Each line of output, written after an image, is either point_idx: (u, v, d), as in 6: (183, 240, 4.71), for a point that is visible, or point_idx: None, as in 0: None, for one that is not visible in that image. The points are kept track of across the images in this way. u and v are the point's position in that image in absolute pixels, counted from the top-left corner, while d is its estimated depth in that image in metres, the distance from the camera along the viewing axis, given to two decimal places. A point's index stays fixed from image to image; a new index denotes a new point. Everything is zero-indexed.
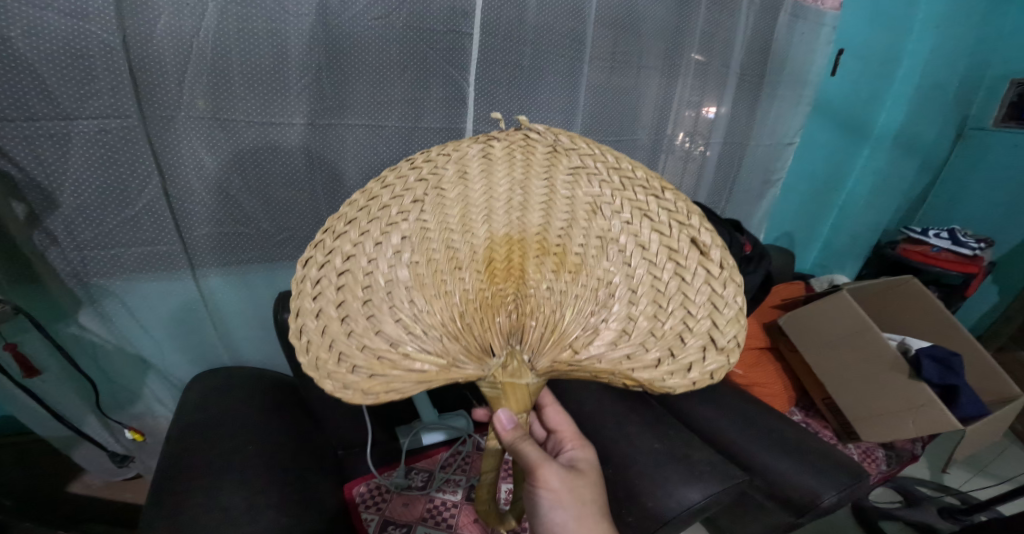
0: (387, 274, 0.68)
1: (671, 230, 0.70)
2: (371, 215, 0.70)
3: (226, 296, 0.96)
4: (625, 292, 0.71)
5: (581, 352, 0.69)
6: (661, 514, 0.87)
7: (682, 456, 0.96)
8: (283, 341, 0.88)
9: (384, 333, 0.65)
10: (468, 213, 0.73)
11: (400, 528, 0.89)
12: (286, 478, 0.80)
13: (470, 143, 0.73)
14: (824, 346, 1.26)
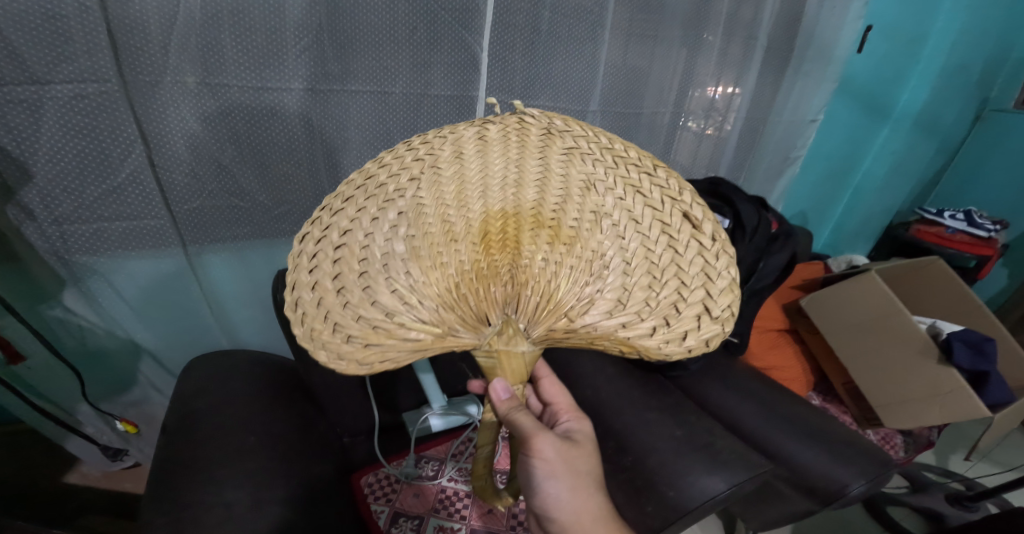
0: (382, 248, 0.60)
1: (662, 205, 0.64)
2: (369, 191, 0.62)
3: (222, 275, 0.90)
4: (619, 263, 0.64)
5: (575, 319, 0.63)
6: (682, 505, 0.81)
7: (705, 443, 0.88)
8: (284, 323, 0.82)
9: (379, 303, 0.58)
10: (462, 189, 0.64)
11: (411, 521, 0.83)
12: (285, 468, 0.74)
13: (472, 125, 0.66)
14: (840, 321, 1.21)
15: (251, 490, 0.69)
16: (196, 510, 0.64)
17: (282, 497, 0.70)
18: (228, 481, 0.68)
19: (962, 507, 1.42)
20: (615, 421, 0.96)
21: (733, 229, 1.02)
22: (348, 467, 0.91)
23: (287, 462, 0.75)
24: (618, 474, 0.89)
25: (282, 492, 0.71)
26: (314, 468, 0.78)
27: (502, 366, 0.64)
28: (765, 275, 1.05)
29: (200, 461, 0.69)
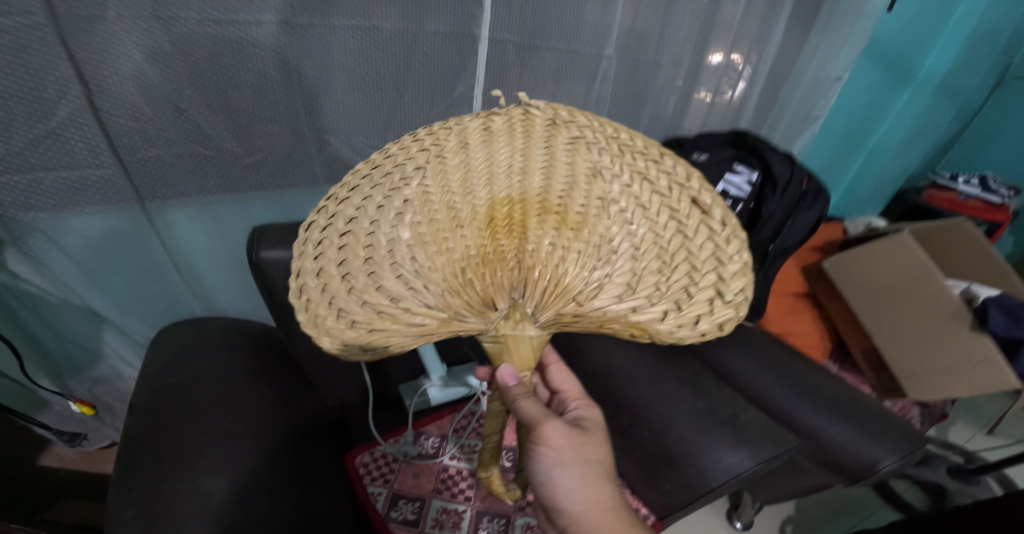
0: (387, 235, 0.50)
1: (670, 191, 0.54)
2: (375, 176, 0.53)
3: (190, 233, 0.79)
4: (628, 248, 0.52)
5: (581, 301, 0.52)
6: (705, 484, 0.70)
7: (729, 417, 0.74)
8: (265, 289, 0.73)
9: (385, 288, 0.48)
10: (466, 176, 0.53)
11: (412, 504, 0.76)
12: (241, 454, 0.63)
13: (477, 118, 0.57)
14: (858, 287, 1.13)
15: (199, 480, 0.58)
16: (139, 506, 0.55)
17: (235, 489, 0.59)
18: (177, 473, 0.58)
19: (962, 479, 1.38)
20: (629, 392, 0.81)
21: (759, 187, 0.94)
22: (336, 445, 0.82)
23: (239, 446, 0.64)
24: (635, 448, 0.78)
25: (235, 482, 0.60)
26: (282, 450, 0.68)
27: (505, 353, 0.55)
28: (792, 233, 0.94)
29: (158, 445, 0.60)
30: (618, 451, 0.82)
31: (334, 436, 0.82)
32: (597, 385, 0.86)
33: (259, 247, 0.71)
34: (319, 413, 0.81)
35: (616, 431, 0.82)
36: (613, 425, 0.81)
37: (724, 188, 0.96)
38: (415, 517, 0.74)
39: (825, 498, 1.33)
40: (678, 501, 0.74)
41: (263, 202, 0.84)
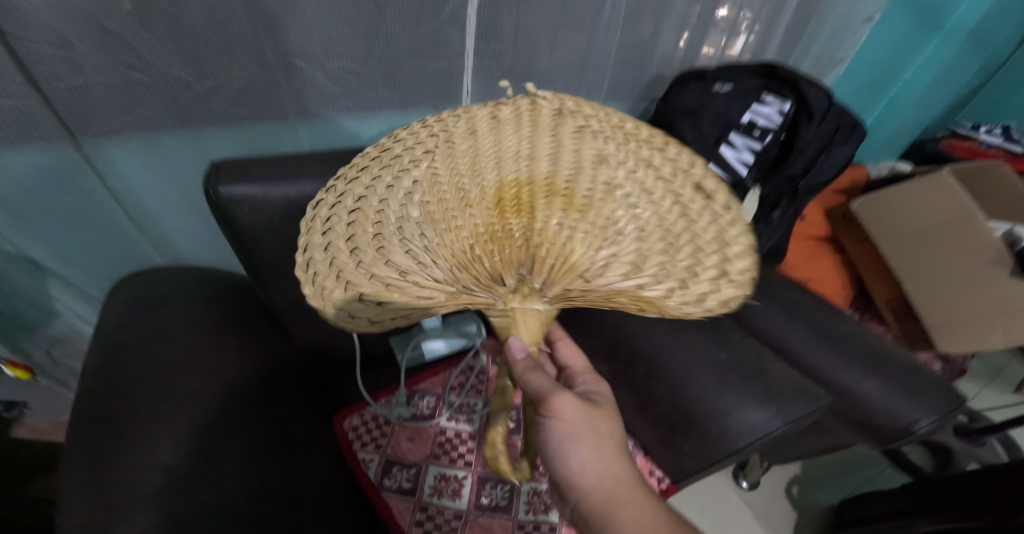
0: (396, 213, 0.41)
1: (673, 175, 0.45)
2: (388, 154, 0.45)
3: (134, 170, 0.68)
4: (635, 230, 0.43)
5: (582, 277, 0.43)
6: (728, 445, 0.61)
7: (756, 371, 0.64)
8: (230, 232, 0.63)
9: (395, 264, 0.40)
10: (476, 158, 0.44)
11: (407, 471, 0.69)
12: (199, 416, 0.54)
13: (484, 109, 0.47)
14: (893, 233, 1.00)
15: (148, 445, 0.50)
16: (77, 479, 0.47)
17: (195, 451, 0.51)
18: (127, 438, 0.50)
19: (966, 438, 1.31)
20: (642, 341, 0.70)
21: (792, 117, 0.81)
22: (321, 407, 0.74)
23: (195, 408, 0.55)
24: (649, 405, 0.69)
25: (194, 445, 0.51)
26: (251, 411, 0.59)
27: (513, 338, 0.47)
28: (824, 169, 0.83)
29: (105, 409, 0.52)
30: (629, 408, 0.72)
31: (317, 394, 0.75)
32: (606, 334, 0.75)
33: (220, 180, 0.61)
34: (300, 372, 0.73)
35: (626, 387, 0.72)
36: (623, 380, 0.71)
37: (750, 120, 0.83)
38: (412, 485, 0.67)
39: (831, 460, 1.27)
40: (697, 463, 0.65)
41: (221, 137, 0.71)
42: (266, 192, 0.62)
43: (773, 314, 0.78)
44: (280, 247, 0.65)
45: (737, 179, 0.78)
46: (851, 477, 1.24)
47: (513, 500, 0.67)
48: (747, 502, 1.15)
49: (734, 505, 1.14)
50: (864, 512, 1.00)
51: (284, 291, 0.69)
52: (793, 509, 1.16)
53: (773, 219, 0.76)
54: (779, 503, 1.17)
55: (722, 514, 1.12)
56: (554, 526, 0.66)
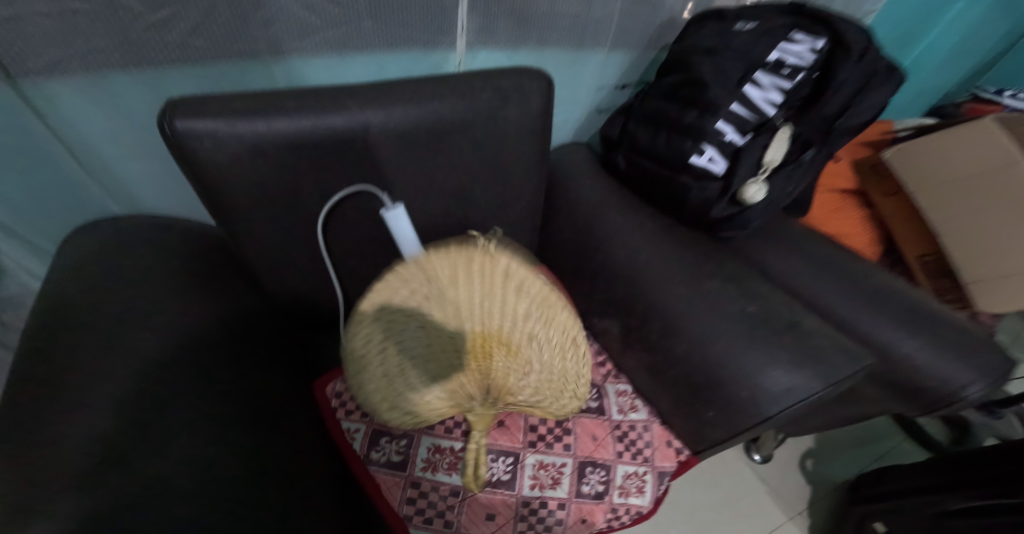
0: (397, 365, 0.43)
1: (555, 327, 0.48)
2: (385, 287, 0.46)
3: (81, 111, 0.57)
4: (541, 370, 0.48)
5: (509, 397, 0.49)
6: (759, 411, 0.53)
7: (789, 325, 0.56)
8: (188, 173, 0.54)
9: (412, 384, 0.44)
10: (457, 308, 0.44)
11: (397, 442, 0.59)
12: (153, 375, 0.46)
13: (461, 251, 0.49)
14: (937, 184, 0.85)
15: (89, 406, 0.42)
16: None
17: (146, 413, 0.43)
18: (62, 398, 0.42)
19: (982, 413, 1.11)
20: (660, 294, 0.62)
21: (827, 54, 0.69)
22: (300, 372, 0.65)
23: (147, 366, 0.47)
24: (667, 366, 0.61)
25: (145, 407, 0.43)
26: (223, 367, 0.52)
27: None
28: (861, 112, 0.69)
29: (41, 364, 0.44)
30: (643, 370, 0.64)
31: (297, 357, 0.67)
32: (618, 288, 0.67)
33: (176, 115, 0.51)
34: (276, 330, 0.65)
35: (640, 346, 0.64)
36: (639, 337, 0.63)
37: (779, 58, 0.69)
38: (402, 459, 0.58)
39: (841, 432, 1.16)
40: (722, 433, 0.57)
41: (184, 74, 0.58)
42: (231, 132, 0.53)
43: (804, 266, 0.70)
44: (246, 188, 0.56)
45: (763, 120, 0.69)
46: (866, 452, 1.14)
47: (517, 475, 0.57)
48: (760, 476, 1.06)
49: (745, 479, 1.05)
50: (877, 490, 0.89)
51: (254, 240, 0.60)
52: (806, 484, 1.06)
53: (805, 161, 0.69)
54: (792, 477, 1.07)
55: (731, 489, 1.03)
56: (563, 504, 0.57)
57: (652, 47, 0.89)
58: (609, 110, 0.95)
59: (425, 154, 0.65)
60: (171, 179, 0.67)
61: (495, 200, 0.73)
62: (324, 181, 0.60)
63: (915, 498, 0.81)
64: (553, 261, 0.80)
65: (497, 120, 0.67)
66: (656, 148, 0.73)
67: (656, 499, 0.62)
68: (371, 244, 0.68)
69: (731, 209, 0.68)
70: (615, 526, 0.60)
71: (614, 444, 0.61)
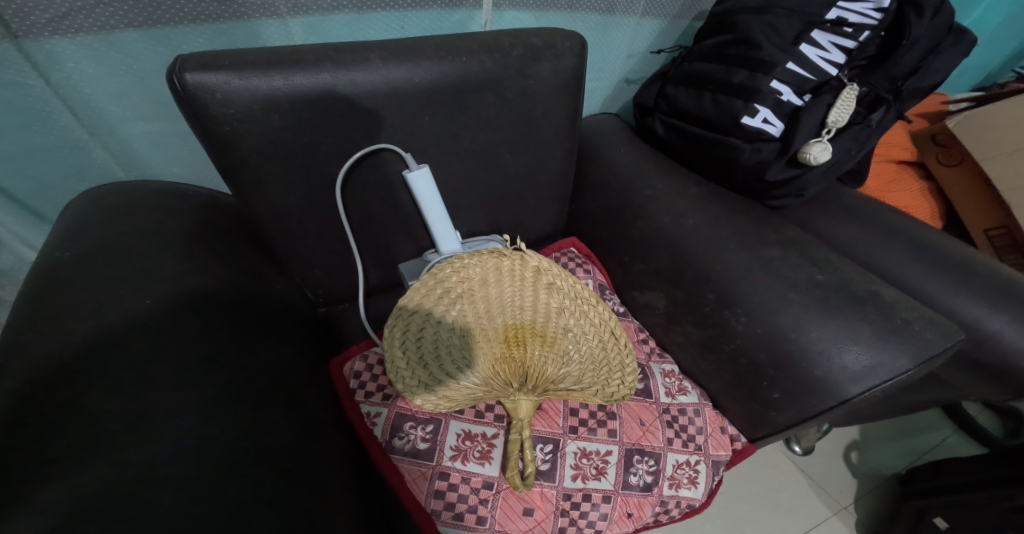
0: (453, 359, 0.52)
1: (599, 324, 0.52)
2: (428, 285, 0.51)
3: (83, 71, 0.51)
4: (576, 367, 0.52)
5: (548, 385, 0.52)
6: (836, 392, 0.47)
7: (867, 296, 0.50)
8: (197, 129, 0.49)
9: (447, 369, 0.51)
10: (493, 303, 0.54)
11: (421, 427, 0.52)
12: (170, 344, 0.42)
13: (494, 255, 0.52)
14: (1004, 143, 0.72)
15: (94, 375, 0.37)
16: None
17: (160, 384, 0.39)
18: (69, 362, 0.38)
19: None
20: (713, 263, 0.56)
21: (896, 9, 0.62)
22: (319, 349, 0.60)
23: (158, 333, 0.42)
24: (723, 342, 0.54)
25: (159, 377, 0.39)
26: (243, 340, 0.47)
27: (514, 444, 0.48)
28: (929, 74, 0.63)
29: (40, 326, 0.40)
30: (693, 347, 0.58)
31: (315, 333, 0.62)
32: (662, 259, 0.61)
33: (185, 67, 0.46)
34: (292, 301, 0.60)
35: (690, 321, 0.58)
36: (688, 310, 0.58)
37: (840, 16, 0.63)
38: (428, 447, 0.51)
39: (887, 426, 0.85)
40: (789, 418, 0.51)
41: (193, 29, 0.53)
42: (244, 85, 0.48)
43: (867, 237, 0.63)
44: (261, 146, 0.51)
45: (823, 80, 0.64)
46: (921, 441, 0.84)
47: (558, 465, 0.50)
48: (800, 469, 0.79)
49: (783, 472, 0.79)
50: (937, 482, 0.68)
51: (268, 205, 0.55)
52: (852, 483, 0.78)
53: (871, 123, 0.62)
54: (840, 468, 0.80)
55: (763, 482, 0.78)
56: (608, 496, 0.50)
57: (684, 15, 0.79)
58: (638, 81, 0.86)
59: (452, 112, 0.59)
60: (182, 143, 0.61)
61: (524, 165, 0.67)
62: (342, 140, 0.55)
63: (958, 496, 0.65)
64: (585, 233, 0.74)
65: (527, 78, 0.61)
66: (701, 111, 0.68)
67: (709, 491, 0.55)
68: (392, 211, 0.63)
69: (790, 170, 0.62)
70: (663, 520, 0.54)
71: (664, 430, 0.54)
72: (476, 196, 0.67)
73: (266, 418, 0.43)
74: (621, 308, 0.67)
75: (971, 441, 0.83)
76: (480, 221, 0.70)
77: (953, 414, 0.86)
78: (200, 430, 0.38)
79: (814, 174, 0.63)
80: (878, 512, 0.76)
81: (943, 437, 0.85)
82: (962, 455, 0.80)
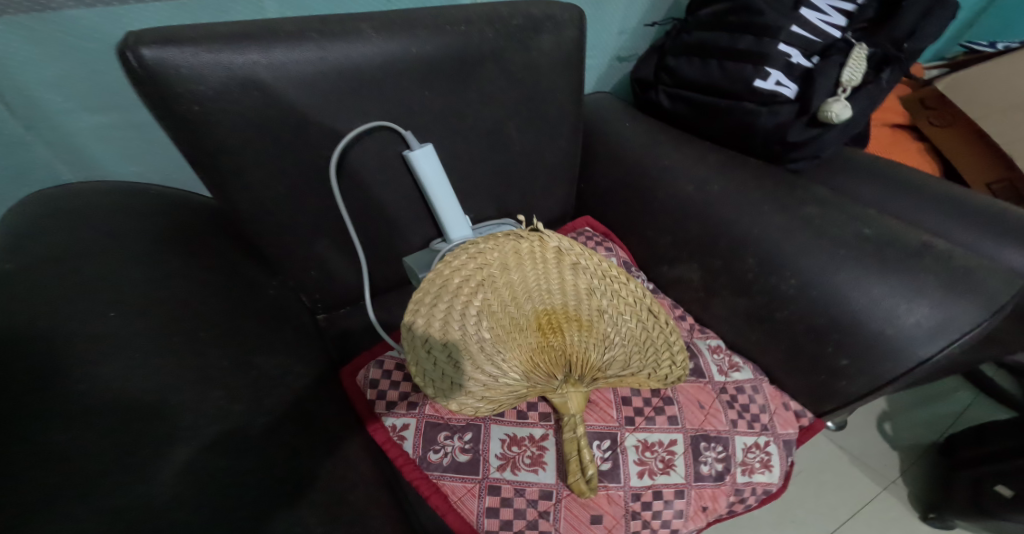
0: (485, 355, 0.44)
1: (634, 301, 0.46)
2: (443, 277, 0.43)
3: (15, 52, 0.42)
4: (620, 349, 0.46)
5: (596, 373, 0.46)
6: (910, 353, 0.43)
7: (923, 247, 0.47)
8: (160, 112, 0.41)
9: (483, 367, 0.43)
10: (517, 289, 0.47)
11: (460, 437, 0.47)
12: (148, 362, 0.34)
13: (511, 236, 0.46)
14: (998, 102, 0.73)
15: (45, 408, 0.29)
16: None
17: (143, 413, 0.31)
18: (21, 392, 0.29)
19: None
20: (751, 227, 0.52)
21: None
22: (323, 359, 0.53)
23: (130, 350, 0.34)
24: (774, 309, 0.51)
25: (140, 404, 0.31)
26: (238, 351, 0.39)
27: (573, 444, 0.42)
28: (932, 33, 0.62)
29: None
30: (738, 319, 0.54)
31: (316, 341, 0.54)
32: (691, 228, 0.56)
33: (141, 41, 0.38)
34: (287, 306, 0.52)
35: (733, 290, 0.54)
36: (729, 279, 0.54)
37: None
38: (469, 458, 0.45)
39: (914, 395, 0.83)
40: (859, 387, 0.47)
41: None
42: (215, 59, 0.41)
43: (891, 193, 0.62)
44: (239, 130, 0.44)
45: (829, 42, 0.62)
46: (949, 408, 0.82)
47: (620, 462, 0.47)
48: (838, 445, 0.76)
49: (822, 450, 0.75)
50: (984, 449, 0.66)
51: (252, 198, 0.48)
52: (891, 455, 0.76)
53: (882, 82, 0.61)
54: (878, 441, 0.77)
55: (806, 462, 0.74)
56: (681, 491, 0.47)
57: None
58: (631, 58, 0.81)
59: (452, 87, 0.53)
60: (140, 135, 0.53)
61: (531, 143, 0.62)
62: (333, 119, 0.48)
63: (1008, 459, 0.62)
64: (599, 211, 0.69)
65: (529, 50, 0.56)
66: (708, 79, 0.65)
67: (784, 473, 0.53)
68: (394, 199, 0.56)
69: (811, 130, 0.60)
70: (739, 510, 0.52)
71: (726, 412, 0.52)
72: (483, 179, 0.61)
73: (271, 446, 0.35)
74: (650, 286, 0.64)
75: (996, 404, 0.82)
76: (488, 206, 0.64)
77: (977, 377, 0.85)
78: (199, 469, 0.30)
79: (832, 134, 0.61)
80: (924, 483, 0.73)
81: (969, 402, 0.84)
82: (992, 419, 0.79)
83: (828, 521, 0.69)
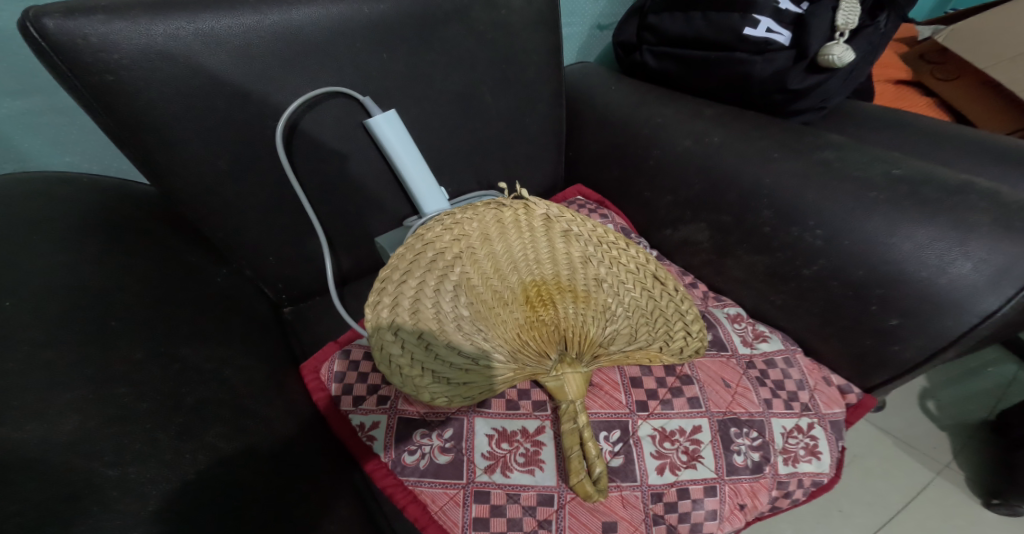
0: (466, 333, 0.37)
1: (634, 267, 0.41)
2: (414, 250, 0.37)
3: None
4: (624, 320, 0.40)
5: (599, 350, 0.39)
6: (969, 308, 0.36)
7: (966, 184, 0.40)
8: (73, 86, 0.36)
9: (460, 348, 0.36)
10: (502, 263, 0.41)
11: (440, 437, 0.40)
12: (41, 357, 0.27)
13: (492, 205, 0.41)
14: (1005, 49, 0.68)
15: None
16: None
17: (22, 416, 0.24)
18: None
19: None
20: (761, 176, 0.46)
21: None
22: (287, 355, 0.46)
23: (17, 341, 0.27)
24: (800, 265, 0.44)
25: (19, 406, 0.25)
26: (166, 344, 0.33)
27: (572, 436, 0.35)
28: None
29: None
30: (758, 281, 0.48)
31: (278, 336, 0.48)
32: (694, 185, 0.51)
33: (45, 12, 0.33)
34: (243, 297, 0.46)
35: (748, 249, 0.48)
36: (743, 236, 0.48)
37: None
38: (451, 460, 0.39)
39: (955, 370, 0.75)
40: (915, 352, 0.40)
41: None
42: (134, 27, 0.36)
43: (909, 140, 0.56)
44: (168, 99, 0.38)
45: None
46: (995, 382, 0.74)
47: (633, 457, 0.40)
48: (879, 428, 0.68)
49: (861, 433, 0.67)
50: None
51: (193, 178, 0.42)
52: (938, 438, 0.67)
53: (879, 27, 0.54)
54: (923, 421, 0.69)
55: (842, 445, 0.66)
56: (713, 487, 0.40)
57: None
58: (611, 26, 0.77)
59: (412, 50, 0.48)
60: (70, 122, 0.47)
61: (510, 110, 0.56)
62: (277, 85, 0.42)
63: None
64: (593, 178, 0.64)
65: (498, 7, 0.51)
66: (692, 34, 0.60)
67: (836, 463, 0.46)
68: (359, 176, 0.50)
69: (812, 77, 0.55)
70: (783, 507, 0.45)
71: (758, 390, 0.46)
72: (459, 151, 0.55)
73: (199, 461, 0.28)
74: (652, 253, 0.58)
75: None
76: (468, 181, 0.58)
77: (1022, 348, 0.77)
78: (93, 488, 0.23)
79: (835, 81, 0.56)
80: (983, 467, 0.65)
81: (1018, 375, 0.75)
82: None
83: (879, 512, 0.60)
